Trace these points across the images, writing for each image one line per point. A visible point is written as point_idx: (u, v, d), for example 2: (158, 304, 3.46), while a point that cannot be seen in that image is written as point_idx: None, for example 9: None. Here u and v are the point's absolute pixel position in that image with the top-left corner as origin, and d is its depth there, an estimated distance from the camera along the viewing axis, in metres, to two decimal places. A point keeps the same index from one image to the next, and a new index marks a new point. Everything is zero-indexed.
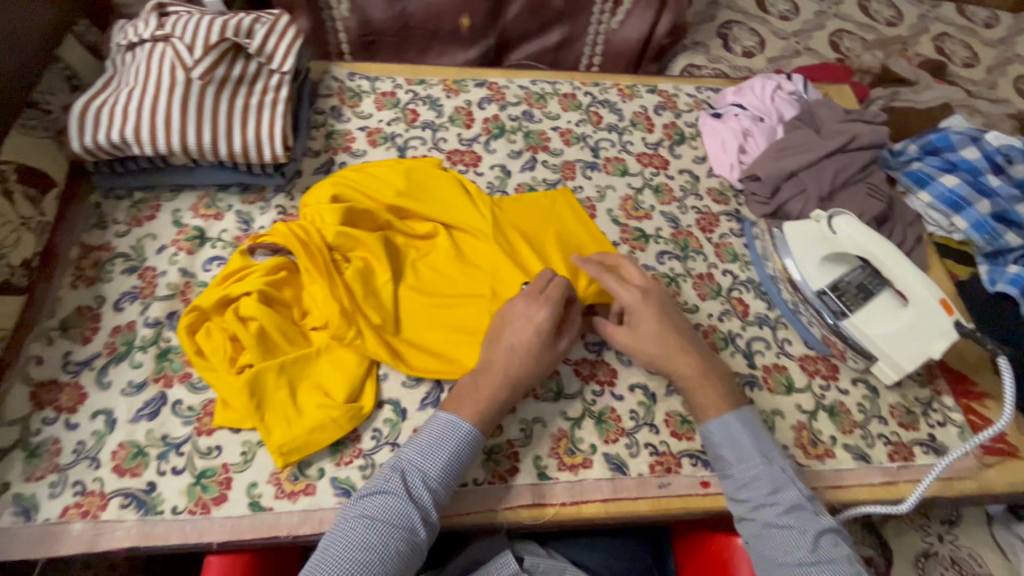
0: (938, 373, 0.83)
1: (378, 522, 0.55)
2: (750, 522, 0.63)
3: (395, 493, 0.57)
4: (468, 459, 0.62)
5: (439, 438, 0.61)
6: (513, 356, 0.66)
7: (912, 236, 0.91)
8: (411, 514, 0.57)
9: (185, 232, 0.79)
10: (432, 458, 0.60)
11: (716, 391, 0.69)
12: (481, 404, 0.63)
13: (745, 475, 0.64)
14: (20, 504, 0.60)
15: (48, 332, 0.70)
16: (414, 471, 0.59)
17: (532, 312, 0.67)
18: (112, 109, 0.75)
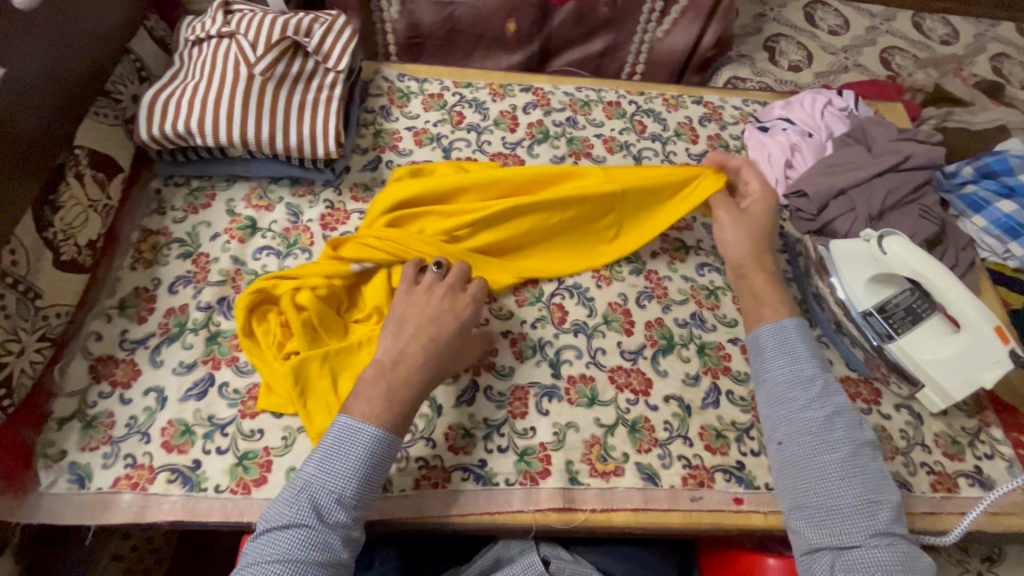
0: (987, 403, 0.80)
1: (291, 556, 0.54)
2: (784, 425, 0.65)
3: (303, 523, 0.55)
4: (382, 464, 0.60)
5: (342, 455, 0.58)
6: (428, 350, 0.65)
7: (964, 261, 0.88)
8: (326, 538, 0.55)
9: (237, 221, 0.82)
10: (341, 476, 0.58)
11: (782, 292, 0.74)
12: (392, 403, 0.61)
13: (796, 375, 0.67)
14: (76, 472, 0.63)
15: (107, 310, 0.73)
16: (322, 495, 0.57)
17: (457, 305, 0.69)
18: (178, 101, 0.79)
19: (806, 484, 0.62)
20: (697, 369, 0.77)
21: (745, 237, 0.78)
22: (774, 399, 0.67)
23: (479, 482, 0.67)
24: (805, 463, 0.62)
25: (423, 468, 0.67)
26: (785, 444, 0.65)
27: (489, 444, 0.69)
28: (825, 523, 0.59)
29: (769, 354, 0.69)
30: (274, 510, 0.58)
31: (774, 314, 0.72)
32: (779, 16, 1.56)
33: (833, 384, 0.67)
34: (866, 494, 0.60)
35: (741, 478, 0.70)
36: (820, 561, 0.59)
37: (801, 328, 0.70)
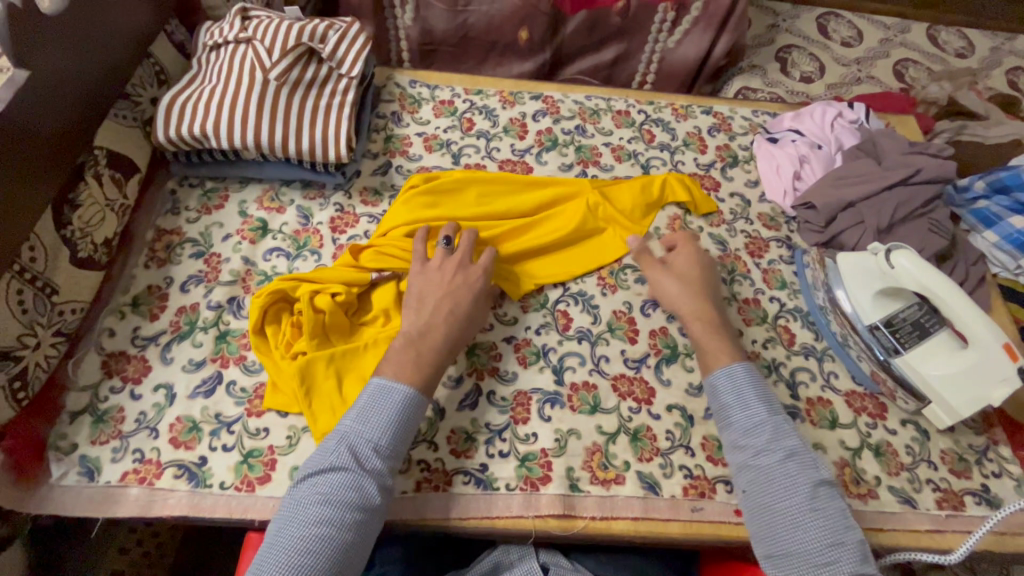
0: (996, 421, 0.79)
1: (331, 497, 0.56)
2: (746, 470, 0.65)
3: (343, 467, 0.58)
4: (414, 419, 0.63)
5: (379, 407, 0.62)
6: (451, 322, 0.70)
7: (975, 276, 0.88)
8: (364, 482, 0.58)
9: (249, 222, 0.83)
10: (377, 426, 0.61)
11: (725, 337, 0.74)
12: (417, 367, 0.65)
13: (748, 420, 0.67)
14: (86, 465, 0.64)
15: (121, 307, 0.75)
16: (361, 443, 0.60)
17: (469, 277, 0.74)
18: (196, 104, 0.81)
19: (773, 530, 0.61)
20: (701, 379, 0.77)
21: (681, 291, 0.78)
22: (733, 448, 0.67)
23: (479, 486, 0.68)
24: (769, 510, 0.62)
25: (425, 470, 0.68)
26: (748, 492, 0.64)
27: (490, 448, 0.70)
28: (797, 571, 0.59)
29: (724, 398, 0.69)
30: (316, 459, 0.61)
31: (730, 357, 0.72)
32: (792, 27, 1.56)
33: (784, 424, 0.67)
34: (831, 536, 0.59)
35: None
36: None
37: (749, 373, 0.70)
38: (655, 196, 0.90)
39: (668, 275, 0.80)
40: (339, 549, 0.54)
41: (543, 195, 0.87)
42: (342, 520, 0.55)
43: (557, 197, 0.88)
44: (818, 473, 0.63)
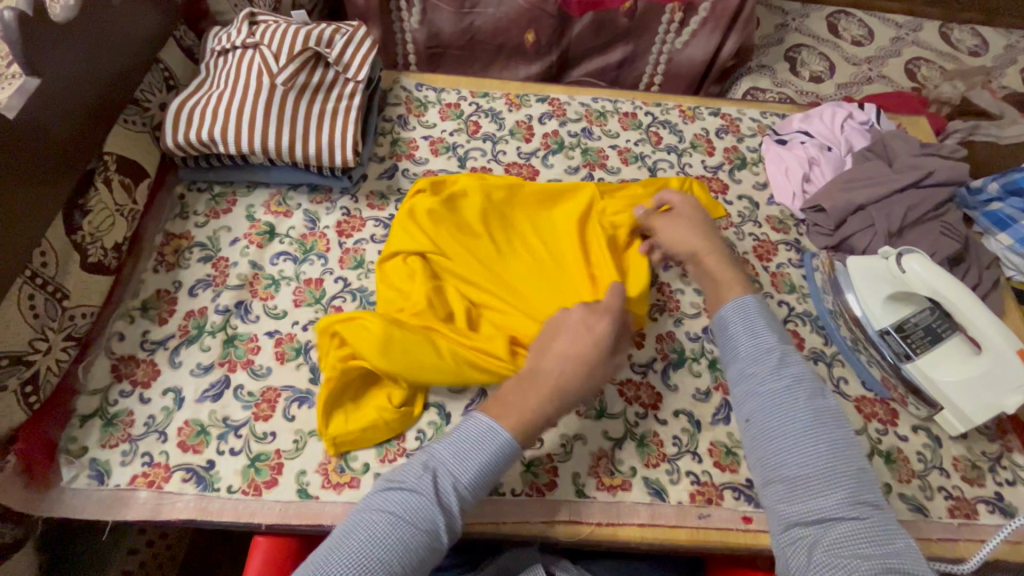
0: (1010, 428, 0.78)
1: (402, 521, 0.53)
2: (752, 400, 0.62)
3: (421, 492, 0.55)
4: (502, 467, 0.58)
5: (472, 442, 0.57)
6: (565, 364, 0.62)
7: (988, 279, 0.86)
8: (438, 517, 0.54)
9: (256, 226, 0.84)
10: (464, 460, 0.57)
11: (734, 271, 0.73)
12: (523, 413, 0.59)
13: (756, 347, 0.64)
14: (95, 468, 0.65)
15: (130, 311, 0.75)
16: (444, 473, 0.56)
17: (595, 321, 0.65)
18: (203, 110, 0.81)
19: (775, 458, 0.58)
20: (708, 384, 0.77)
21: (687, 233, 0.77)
22: (739, 376, 0.64)
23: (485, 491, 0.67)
24: (770, 435, 0.59)
25: None
26: (752, 420, 0.61)
27: None
28: (797, 497, 0.55)
29: (733, 330, 0.67)
30: (395, 475, 0.57)
31: (741, 291, 0.70)
32: (802, 26, 1.54)
33: (792, 354, 0.64)
34: (835, 464, 0.56)
35: (750, 496, 0.69)
36: (796, 540, 0.53)
37: (760, 306, 0.68)
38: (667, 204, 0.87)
39: (674, 222, 0.78)
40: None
41: (551, 206, 0.86)
42: (405, 551, 0.52)
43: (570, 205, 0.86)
44: (826, 405, 0.60)
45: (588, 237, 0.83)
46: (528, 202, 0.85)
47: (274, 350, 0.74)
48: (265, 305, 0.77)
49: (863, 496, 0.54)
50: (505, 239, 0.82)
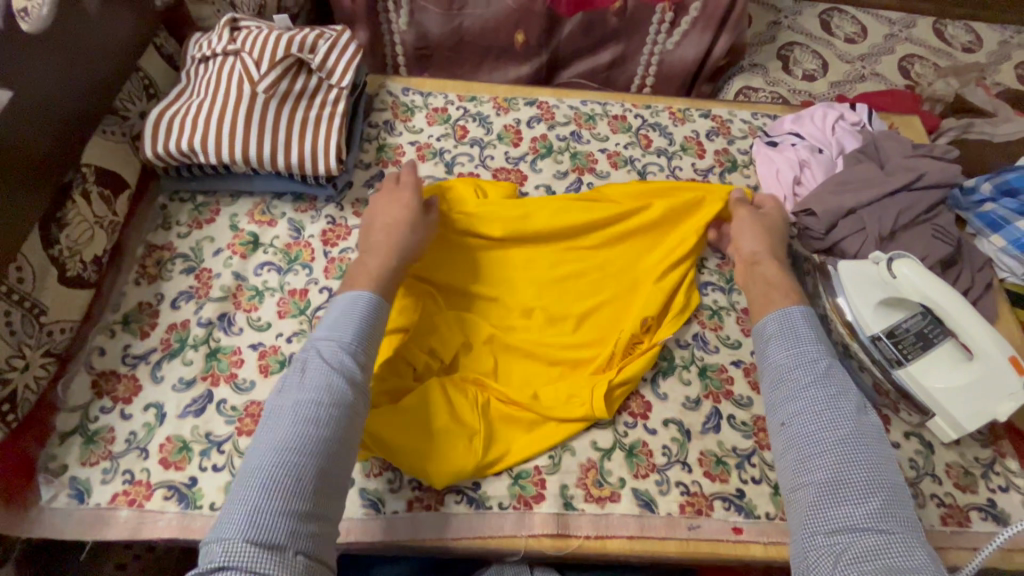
0: (1004, 434, 0.77)
1: (307, 399, 0.56)
2: (789, 405, 0.62)
3: (314, 372, 0.59)
4: (383, 320, 0.66)
5: (345, 316, 0.64)
6: (391, 230, 0.75)
7: (981, 283, 0.85)
8: (337, 383, 0.58)
9: (240, 236, 0.83)
10: (340, 328, 0.62)
11: (790, 282, 0.74)
12: (370, 276, 0.69)
13: (801, 355, 0.64)
14: (75, 487, 0.64)
15: (111, 325, 0.74)
16: (326, 348, 0.61)
17: (398, 195, 0.79)
18: (183, 119, 0.80)
19: (807, 463, 0.57)
20: (698, 393, 0.76)
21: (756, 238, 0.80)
22: (776, 383, 0.64)
23: (472, 505, 0.66)
24: (805, 441, 0.59)
25: (417, 490, 0.67)
26: (787, 425, 0.61)
27: None
28: (826, 503, 0.54)
29: (773, 342, 0.67)
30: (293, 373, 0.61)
31: (784, 300, 0.71)
32: (794, 24, 1.53)
33: (838, 368, 0.63)
34: (868, 474, 0.55)
35: (740, 506, 0.69)
36: (822, 546, 0.52)
37: (807, 319, 0.68)
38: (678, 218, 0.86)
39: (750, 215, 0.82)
40: (321, 450, 0.53)
41: (570, 221, 0.82)
42: (321, 420, 0.55)
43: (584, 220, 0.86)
44: (868, 422, 0.60)
45: (606, 266, 0.83)
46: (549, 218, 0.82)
47: (257, 363, 0.73)
48: (249, 317, 0.76)
49: (894, 510, 0.53)
50: (521, 265, 0.82)
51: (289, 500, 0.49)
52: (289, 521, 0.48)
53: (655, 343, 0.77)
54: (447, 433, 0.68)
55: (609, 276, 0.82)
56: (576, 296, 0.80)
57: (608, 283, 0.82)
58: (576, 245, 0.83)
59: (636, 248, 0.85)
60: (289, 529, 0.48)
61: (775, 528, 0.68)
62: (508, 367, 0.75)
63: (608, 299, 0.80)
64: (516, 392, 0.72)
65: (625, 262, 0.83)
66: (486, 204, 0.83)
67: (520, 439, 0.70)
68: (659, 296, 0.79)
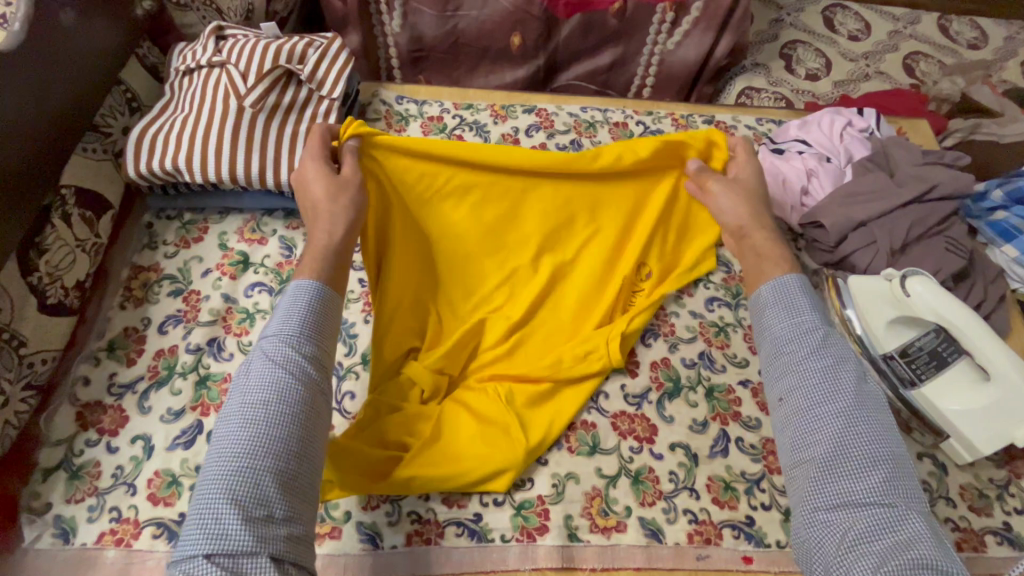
0: (1019, 453, 0.75)
1: (255, 404, 0.48)
2: (786, 380, 0.55)
3: (259, 374, 0.50)
4: (336, 305, 0.57)
5: (290, 304, 0.53)
6: (312, 209, 0.65)
7: (994, 295, 0.83)
8: (290, 381, 0.49)
9: (229, 255, 0.80)
10: (285, 319, 0.53)
11: (785, 250, 0.65)
12: (315, 261, 0.59)
13: (796, 327, 0.57)
14: (60, 526, 0.61)
15: (96, 353, 0.71)
16: (272, 344, 0.51)
17: (305, 165, 0.68)
18: (166, 136, 0.77)
19: (806, 439, 0.51)
20: (705, 415, 0.74)
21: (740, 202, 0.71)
22: (772, 357, 0.57)
23: (473, 538, 0.64)
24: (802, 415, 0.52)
25: (416, 523, 0.65)
26: (785, 399, 0.54)
27: (484, 496, 0.66)
28: (827, 480, 0.48)
29: (771, 312, 0.59)
30: (241, 375, 0.52)
31: (777, 269, 0.62)
32: (797, 21, 1.49)
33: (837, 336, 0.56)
34: (871, 444, 0.49)
35: (750, 534, 0.67)
36: (826, 526, 0.47)
37: (805, 284, 0.60)
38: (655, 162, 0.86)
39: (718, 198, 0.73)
40: (281, 455, 0.46)
41: (548, 201, 0.79)
42: (275, 426, 0.47)
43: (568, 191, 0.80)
44: (870, 391, 0.53)
45: (598, 223, 0.80)
46: (525, 207, 0.79)
47: None
48: (239, 341, 0.74)
49: (902, 485, 0.47)
50: (513, 253, 0.79)
51: (246, 509, 0.43)
52: (253, 530, 0.42)
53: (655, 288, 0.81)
54: (477, 430, 0.68)
55: (599, 228, 0.81)
56: (580, 258, 0.80)
57: (601, 238, 0.81)
58: (560, 221, 0.80)
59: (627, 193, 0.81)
60: (256, 535, 0.42)
61: (786, 557, 0.66)
62: (522, 345, 0.75)
63: (605, 255, 0.80)
64: (533, 369, 0.72)
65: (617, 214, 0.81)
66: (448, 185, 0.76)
67: (546, 413, 0.71)
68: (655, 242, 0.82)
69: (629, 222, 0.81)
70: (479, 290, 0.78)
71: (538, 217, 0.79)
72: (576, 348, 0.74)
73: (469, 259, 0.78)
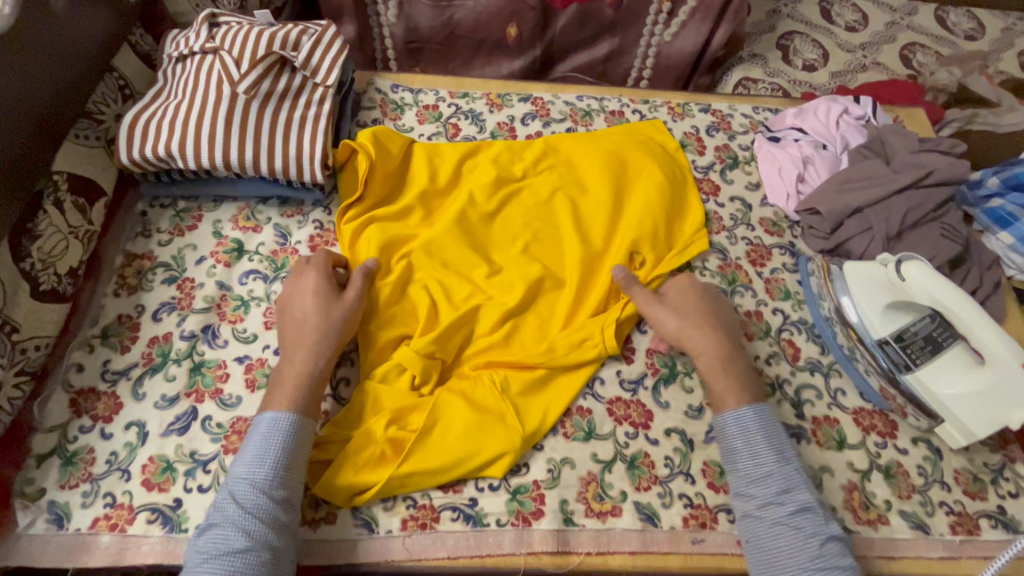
0: (1013, 438, 0.75)
1: (224, 552, 0.53)
2: (752, 522, 0.62)
3: (230, 521, 0.55)
4: (308, 438, 0.62)
5: (263, 449, 0.59)
6: (302, 327, 0.69)
7: (990, 282, 0.83)
8: (257, 527, 0.55)
9: (223, 243, 0.79)
10: (257, 462, 0.59)
11: (731, 371, 0.70)
12: (292, 390, 0.64)
13: (756, 469, 0.64)
14: (54, 511, 0.61)
15: (89, 340, 0.71)
16: (244, 488, 0.57)
17: (302, 281, 0.73)
18: (160, 122, 0.76)
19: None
20: (701, 400, 0.74)
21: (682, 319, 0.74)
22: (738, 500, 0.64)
23: (469, 522, 0.64)
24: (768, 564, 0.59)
25: (411, 507, 0.64)
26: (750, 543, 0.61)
27: (480, 481, 0.66)
28: None
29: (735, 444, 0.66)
30: (214, 514, 0.58)
31: (734, 401, 0.68)
32: (794, 12, 1.49)
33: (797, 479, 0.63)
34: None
35: None
36: None
37: (760, 419, 0.67)
38: (634, 155, 0.89)
39: (667, 310, 0.75)
40: None
41: (534, 203, 0.84)
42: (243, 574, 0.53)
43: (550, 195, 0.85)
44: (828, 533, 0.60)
45: (584, 219, 0.84)
46: (514, 209, 0.84)
47: (244, 377, 0.70)
48: (234, 329, 0.73)
49: None
50: (505, 248, 0.81)
51: None
52: None
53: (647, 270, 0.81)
54: (471, 415, 0.67)
55: (587, 223, 0.84)
56: (572, 248, 0.81)
57: (590, 232, 0.83)
58: (546, 217, 0.84)
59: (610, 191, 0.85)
60: None
61: None
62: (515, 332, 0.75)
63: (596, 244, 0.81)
64: (527, 356, 0.72)
65: (603, 206, 0.84)
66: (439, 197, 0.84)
67: (543, 400, 0.71)
68: (647, 226, 0.83)
69: (616, 216, 0.84)
70: (473, 280, 0.78)
71: (528, 216, 0.83)
72: (569, 336, 0.74)
73: (463, 250, 0.79)
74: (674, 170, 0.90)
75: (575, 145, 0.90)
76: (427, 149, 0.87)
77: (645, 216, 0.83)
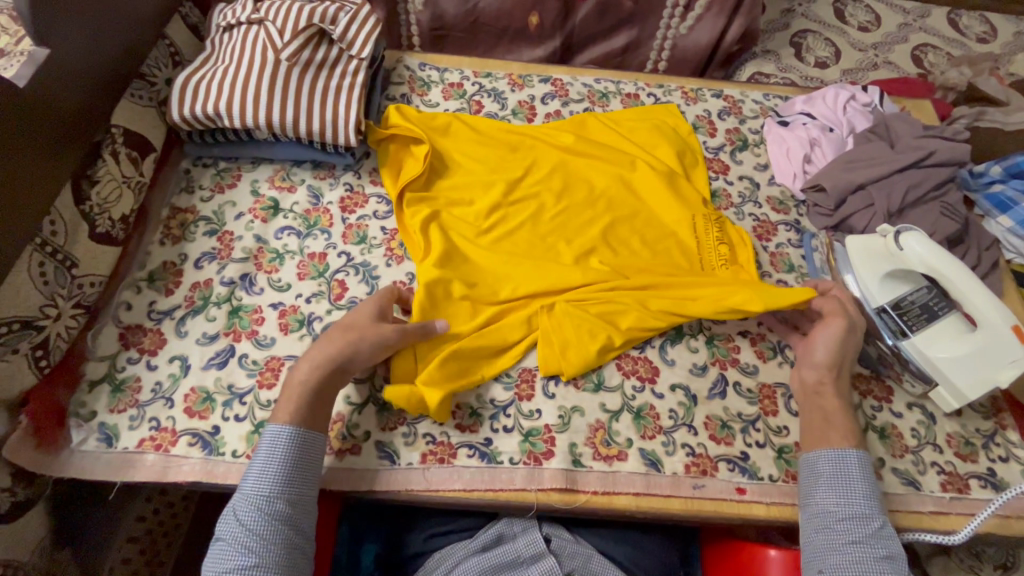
0: (1005, 407, 0.78)
1: (233, 567, 0.56)
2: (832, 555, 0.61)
3: (234, 537, 0.57)
4: (308, 453, 0.63)
5: (265, 464, 0.60)
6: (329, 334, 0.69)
7: (987, 261, 0.87)
8: (260, 543, 0.57)
9: (261, 202, 0.85)
10: (260, 477, 0.60)
11: (850, 422, 0.69)
12: (292, 400, 0.64)
13: (852, 509, 0.63)
14: (104, 432, 0.67)
15: (137, 282, 0.77)
16: (244, 504, 0.59)
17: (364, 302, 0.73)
18: (209, 85, 0.82)
19: None
20: (705, 360, 0.78)
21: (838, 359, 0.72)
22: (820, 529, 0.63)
23: (483, 459, 0.69)
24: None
25: (430, 443, 0.69)
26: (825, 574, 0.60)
27: (495, 423, 0.71)
28: None
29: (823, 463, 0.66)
30: (221, 526, 0.60)
31: (841, 441, 0.67)
32: (808, 11, 1.53)
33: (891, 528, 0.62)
34: None
35: (744, 468, 0.71)
36: None
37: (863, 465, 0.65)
38: (640, 134, 0.95)
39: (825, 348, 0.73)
40: None
41: (553, 172, 0.89)
42: None
43: (568, 164, 0.90)
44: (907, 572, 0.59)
45: (598, 189, 0.88)
46: (535, 174, 0.89)
47: (278, 321, 0.75)
48: (270, 278, 0.79)
49: None
50: (528, 212, 0.85)
51: None
52: None
53: (661, 233, 0.86)
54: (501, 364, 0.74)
55: (600, 193, 0.88)
56: (594, 224, 0.85)
57: (605, 203, 0.87)
58: (563, 187, 0.88)
59: (622, 165, 0.91)
60: None
61: (779, 489, 0.70)
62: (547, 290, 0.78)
63: (610, 212, 0.87)
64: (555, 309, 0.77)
65: (614, 180, 0.89)
66: (461, 163, 0.89)
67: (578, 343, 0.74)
68: (660, 196, 0.88)
69: (626, 187, 0.89)
70: (500, 242, 0.83)
71: (552, 189, 0.87)
72: (594, 295, 0.78)
73: (490, 214, 0.84)
74: (685, 149, 0.94)
75: (598, 130, 0.95)
76: (465, 126, 0.93)
77: (662, 197, 0.88)
